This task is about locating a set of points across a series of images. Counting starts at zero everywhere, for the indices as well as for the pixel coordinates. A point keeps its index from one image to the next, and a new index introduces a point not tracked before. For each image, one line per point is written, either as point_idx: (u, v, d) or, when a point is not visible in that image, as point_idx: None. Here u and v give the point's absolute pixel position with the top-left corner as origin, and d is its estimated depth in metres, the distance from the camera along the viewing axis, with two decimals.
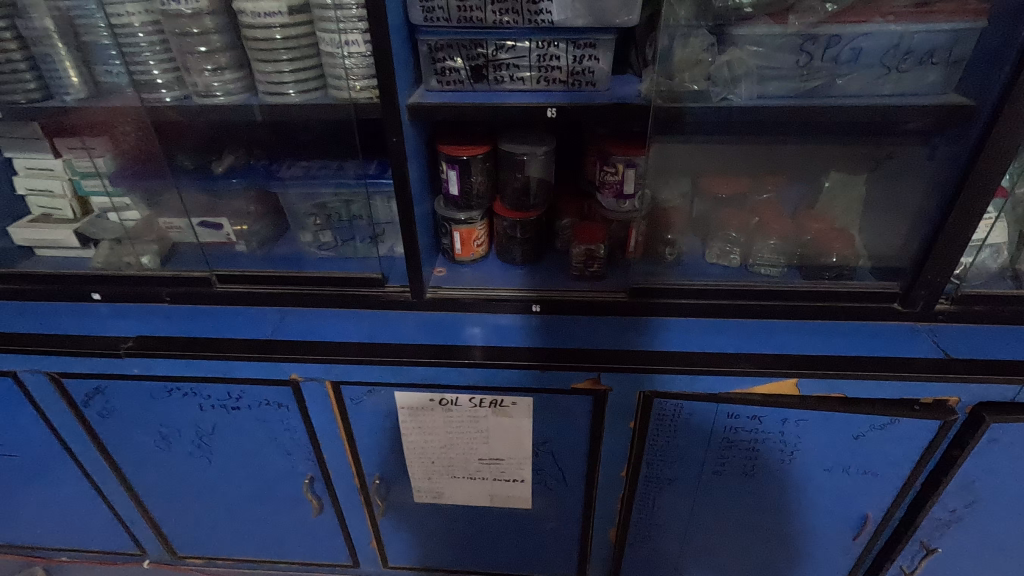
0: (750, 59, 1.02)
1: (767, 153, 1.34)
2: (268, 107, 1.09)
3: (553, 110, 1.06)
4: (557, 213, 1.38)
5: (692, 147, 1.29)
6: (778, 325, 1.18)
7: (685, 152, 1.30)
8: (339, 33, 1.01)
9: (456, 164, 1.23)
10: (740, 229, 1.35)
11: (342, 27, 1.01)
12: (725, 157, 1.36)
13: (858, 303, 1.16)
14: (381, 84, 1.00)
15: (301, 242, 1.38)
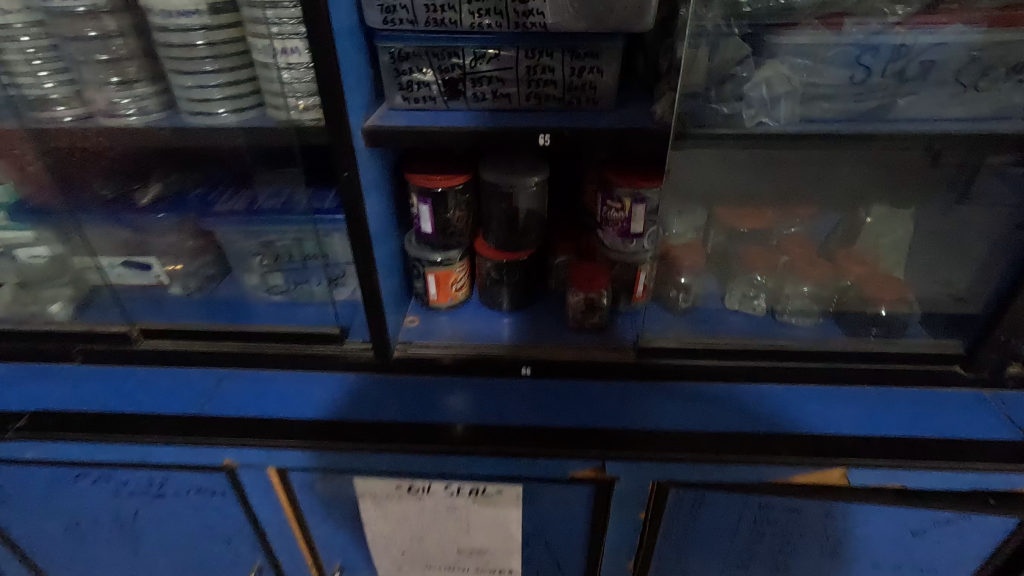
0: (792, 73, 0.80)
1: (795, 175, 1.14)
2: (187, 131, 0.86)
3: (547, 137, 0.84)
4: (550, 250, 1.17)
5: (707, 164, 1.09)
6: (816, 391, 0.97)
7: (699, 170, 1.11)
8: (273, 39, 0.79)
9: (428, 198, 1.01)
10: (765, 271, 1.17)
11: (276, 32, 0.79)
12: (746, 184, 1.15)
13: (912, 366, 0.97)
14: (326, 105, 0.78)
15: (246, 286, 1.17)
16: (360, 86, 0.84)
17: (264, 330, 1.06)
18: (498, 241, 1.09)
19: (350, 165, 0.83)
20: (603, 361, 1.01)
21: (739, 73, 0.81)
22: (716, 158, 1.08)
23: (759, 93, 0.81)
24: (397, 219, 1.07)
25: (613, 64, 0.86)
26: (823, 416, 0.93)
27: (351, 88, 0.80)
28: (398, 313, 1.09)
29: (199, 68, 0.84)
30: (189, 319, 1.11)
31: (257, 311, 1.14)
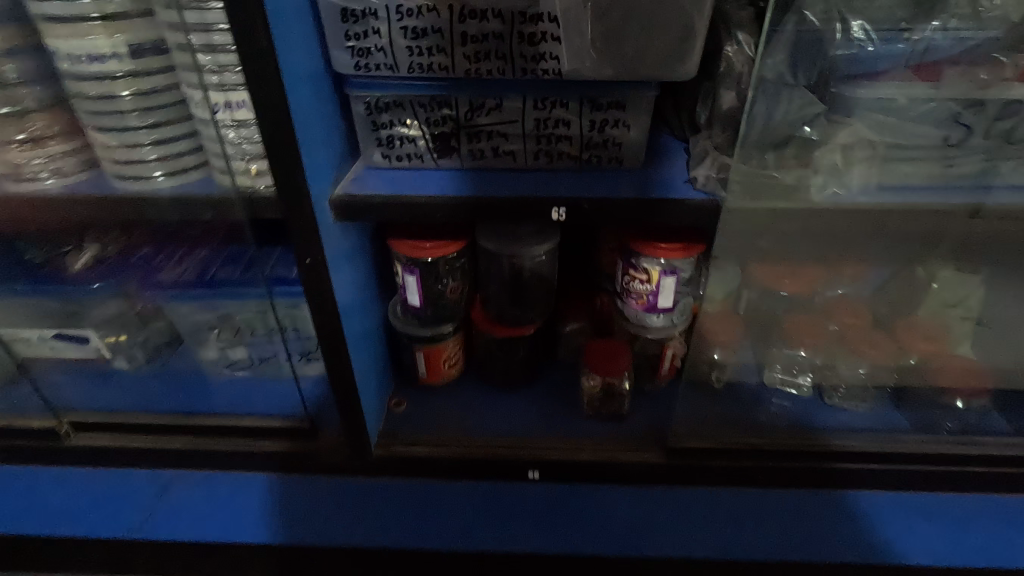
0: (870, 134, 0.64)
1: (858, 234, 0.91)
2: (112, 200, 0.69)
3: (562, 212, 0.68)
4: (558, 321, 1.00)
5: (757, 235, 0.85)
6: (873, 498, 0.84)
7: (745, 238, 0.86)
8: (212, 92, 0.62)
9: (414, 268, 0.83)
10: (816, 347, 0.96)
11: (214, 83, 0.62)
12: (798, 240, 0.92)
13: (998, 474, 0.81)
14: (278, 177, 0.61)
15: (201, 360, 1.00)
16: (328, 146, 0.67)
17: (222, 422, 0.89)
18: (498, 313, 0.91)
19: (315, 249, 0.66)
20: (624, 462, 0.84)
21: (804, 135, 0.63)
22: (776, 231, 0.83)
23: (830, 159, 0.64)
24: (379, 288, 0.90)
25: (643, 116, 0.69)
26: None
27: (314, 153, 0.63)
28: (380, 397, 0.93)
29: (130, 124, 0.67)
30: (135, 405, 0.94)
31: (214, 390, 0.97)
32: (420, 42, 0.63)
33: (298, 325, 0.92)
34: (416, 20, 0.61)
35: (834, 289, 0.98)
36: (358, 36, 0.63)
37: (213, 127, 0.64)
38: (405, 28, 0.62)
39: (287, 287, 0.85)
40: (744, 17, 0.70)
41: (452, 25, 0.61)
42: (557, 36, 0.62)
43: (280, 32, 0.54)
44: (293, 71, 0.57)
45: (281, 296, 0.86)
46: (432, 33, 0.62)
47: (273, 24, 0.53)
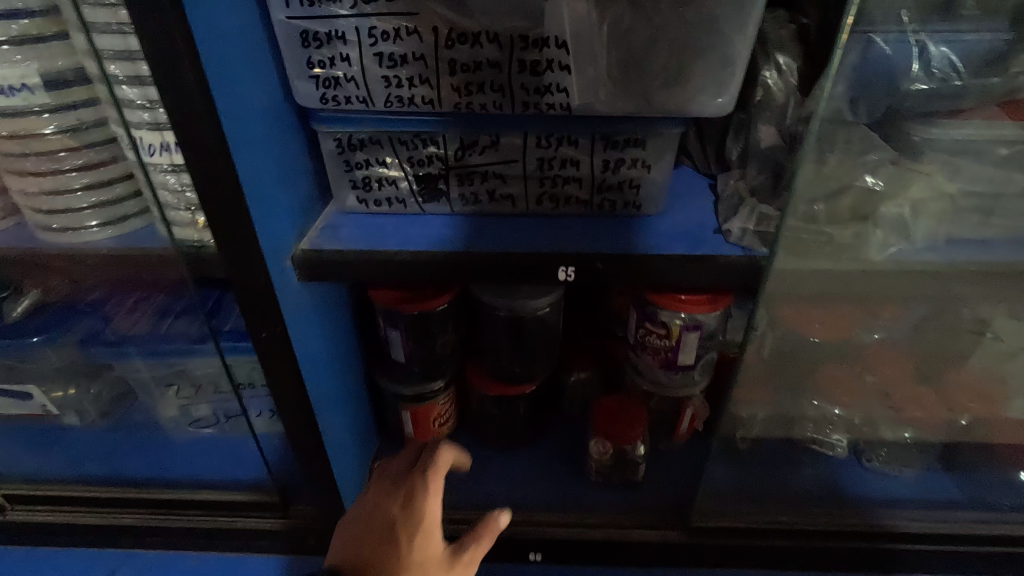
0: (945, 180, 0.52)
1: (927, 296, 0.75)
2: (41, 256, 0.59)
3: (570, 272, 0.58)
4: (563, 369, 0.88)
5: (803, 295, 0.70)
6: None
7: (788, 298, 0.71)
8: (142, 133, 0.51)
9: (398, 322, 0.74)
10: (856, 406, 0.85)
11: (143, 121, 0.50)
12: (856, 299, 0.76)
13: None
14: (219, 238, 0.49)
15: (160, 416, 0.88)
16: (291, 194, 0.56)
17: (175, 496, 0.79)
18: (498, 368, 0.80)
19: (274, 319, 0.55)
20: (638, 540, 0.74)
21: (865, 184, 0.52)
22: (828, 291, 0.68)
23: (897, 212, 0.52)
24: (359, 341, 0.79)
25: (667, 155, 0.59)
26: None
27: (271, 207, 0.52)
28: (359, 465, 0.81)
29: (58, 167, 0.57)
30: (81, 472, 0.85)
31: (174, 449, 0.89)
32: (398, 71, 0.52)
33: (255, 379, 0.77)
34: (393, 45, 0.50)
35: (872, 334, 0.82)
36: (322, 63, 0.51)
37: (145, 172, 0.53)
38: (380, 54, 0.51)
39: (235, 339, 0.71)
40: (785, 36, 0.59)
41: (438, 51, 0.50)
42: (566, 64, 0.51)
43: (216, 67, 0.43)
44: (238, 113, 0.46)
45: (233, 352, 0.71)
46: (412, 61, 0.51)
47: (205, 58, 0.42)
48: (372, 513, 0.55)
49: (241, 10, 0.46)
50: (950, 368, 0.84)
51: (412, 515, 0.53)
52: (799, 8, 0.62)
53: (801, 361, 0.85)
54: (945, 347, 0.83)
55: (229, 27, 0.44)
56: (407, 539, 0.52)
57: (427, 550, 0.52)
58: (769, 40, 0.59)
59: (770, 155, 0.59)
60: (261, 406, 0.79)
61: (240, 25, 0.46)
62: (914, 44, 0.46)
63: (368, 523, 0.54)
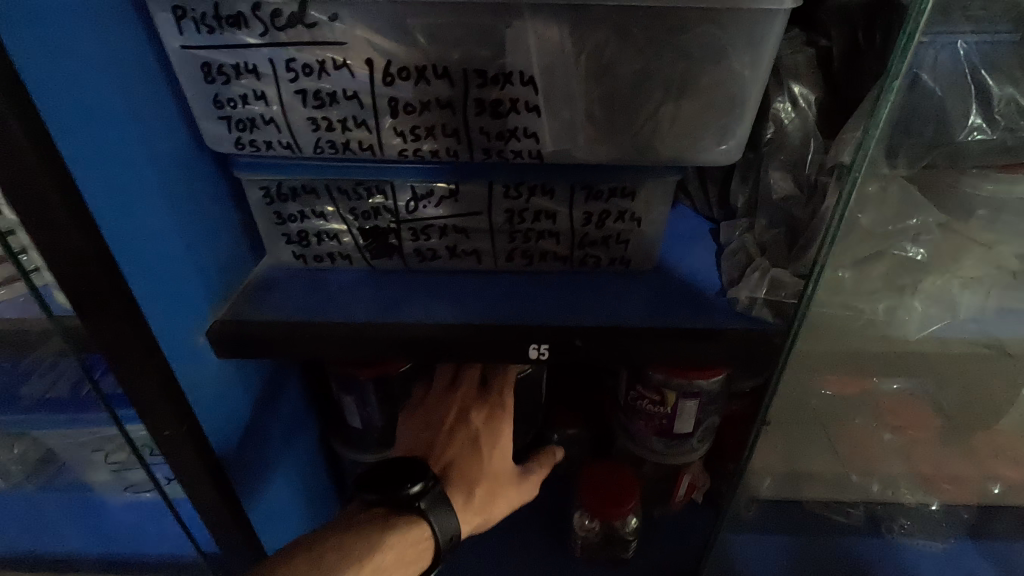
0: (997, 245, 0.43)
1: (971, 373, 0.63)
2: None
3: (543, 350, 0.47)
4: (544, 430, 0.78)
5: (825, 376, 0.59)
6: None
7: (809, 380, 0.60)
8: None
9: (352, 388, 0.64)
10: (877, 472, 0.75)
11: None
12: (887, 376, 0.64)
13: None
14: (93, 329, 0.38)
15: (89, 480, 0.78)
16: (201, 258, 0.46)
17: None
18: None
19: (181, 415, 0.45)
20: None
21: (903, 252, 0.43)
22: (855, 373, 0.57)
23: (942, 283, 0.44)
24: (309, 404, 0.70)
25: (662, 207, 0.49)
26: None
27: (167, 278, 0.42)
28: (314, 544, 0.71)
29: None
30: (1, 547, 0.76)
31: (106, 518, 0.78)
32: (328, 112, 0.42)
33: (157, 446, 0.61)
34: (319, 82, 0.40)
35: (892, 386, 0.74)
36: (233, 102, 0.42)
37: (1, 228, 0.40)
38: (303, 92, 0.41)
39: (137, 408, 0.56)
40: (802, 63, 0.49)
41: (375, 89, 0.40)
42: (535, 105, 0.41)
43: (66, 117, 0.33)
44: (109, 172, 0.36)
45: (132, 422, 0.56)
46: (344, 99, 0.41)
47: (43, 109, 0.32)
48: (451, 421, 0.59)
49: (111, 40, 0.36)
50: (991, 442, 0.72)
51: (493, 431, 0.59)
52: (817, 28, 0.52)
53: (819, 433, 0.73)
54: (989, 426, 0.71)
55: (89, 64, 0.34)
56: (489, 451, 0.58)
57: (505, 462, 0.59)
58: (783, 67, 0.50)
59: (783, 207, 0.50)
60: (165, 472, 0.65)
61: (111, 60, 0.36)
62: (974, 85, 0.38)
63: (448, 427, 0.59)
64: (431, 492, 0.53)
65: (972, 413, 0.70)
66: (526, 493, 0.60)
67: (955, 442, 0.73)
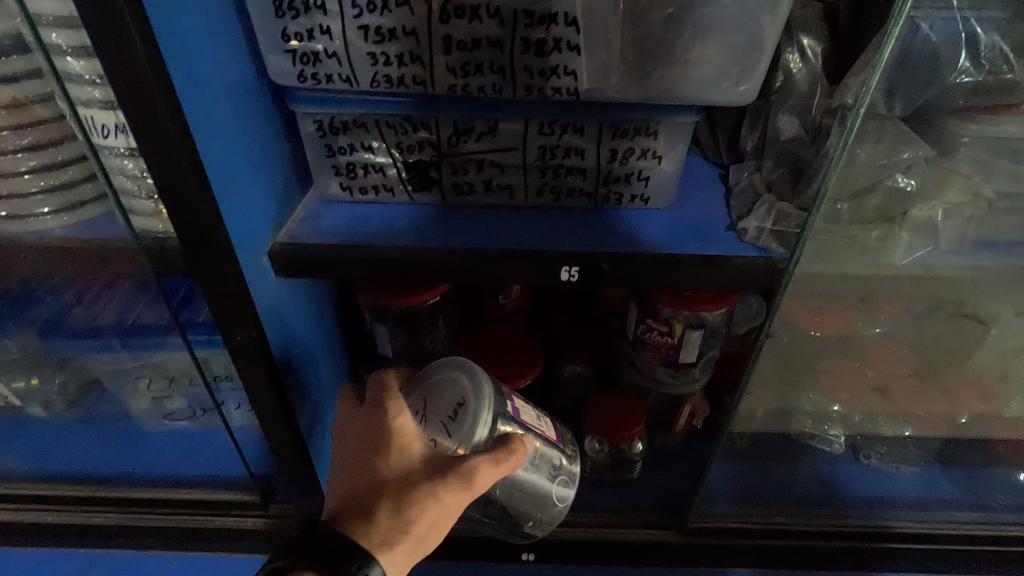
0: (980, 179, 0.49)
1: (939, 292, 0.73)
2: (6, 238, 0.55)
3: (574, 272, 0.53)
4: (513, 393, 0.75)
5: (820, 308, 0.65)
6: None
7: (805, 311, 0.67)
8: (109, 127, 0.46)
9: (385, 317, 0.69)
10: (858, 404, 0.83)
11: (107, 118, 0.45)
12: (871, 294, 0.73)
13: None
14: (183, 232, 0.44)
15: (130, 408, 0.83)
16: (263, 182, 0.51)
17: (159, 496, 0.77)
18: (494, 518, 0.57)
19: (250, 324, 0.51)
20: (633, 541, 0.74)
21: (895, 184, 0.48)
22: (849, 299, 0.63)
23: (928, 215, 0.49)
24: (342, 335, 0.74)
25: (680, 146, 0.54)
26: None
27: (240, 196, 0.47)
28: None
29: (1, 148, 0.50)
30: (49, 469, 0.81)
31: (149, 443, 0.83)
32: (387, 47, 0.46)
33: (221, 369, 0.73)
34: (381, 18, 0.45)
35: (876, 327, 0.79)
36: (300, 36, 0.46)
37: (96, 155, 0.47)
38: (365, 28, 0.45)
39: (205, 332, 0.68)
40: (810, 18, 0.55)
41: (432, 26, 0.45)
42: (575, 45, 0.46)
43: (176, 39, 0.39)
44: (202, 94, 0.42)
45: (203, 345, 0.68)
46: (402, 35, 0.45)
47: (161, 31, 0.37)
48: (341, 447, 0.50)
49: None
50: (958, 372, 0.81)
51: (376, 447, 0.47)
52: None
53: (807, 359, 0.81)
54: (954, 352, 0.80)
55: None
56: (378, 471, 0.47)
57: (409, 473, 0.46)
58: (794, 20, 0.54)
59: (790, 147, 0.55)
60: (232, 401, 0.77)
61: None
62: (964, 33, 0.43)
63: (342, 464, 0.49)
64: (319, 539, 0.46)
65: (938, 339, 0.80)
66: (461, 494, 0.45)
67: (926, 375, 0.81)
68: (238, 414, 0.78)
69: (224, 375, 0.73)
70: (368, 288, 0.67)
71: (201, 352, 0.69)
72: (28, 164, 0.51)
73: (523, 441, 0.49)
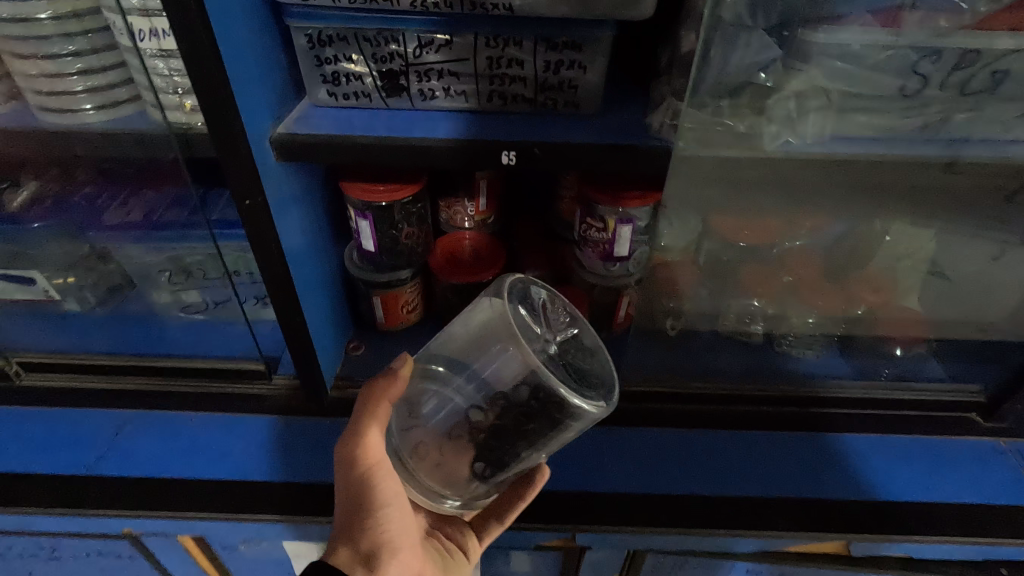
0: (827, 81, 0.63)
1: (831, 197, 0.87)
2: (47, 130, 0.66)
3: (512, 156, 0.67)
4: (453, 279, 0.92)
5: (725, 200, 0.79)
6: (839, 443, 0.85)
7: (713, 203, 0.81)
8: (144, 32, 0.59)
9: (367, 213, 0.82)
10: (767, 297, 1.00)
11: (143, 24, 0.58)
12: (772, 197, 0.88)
13: (919, 411, 0.88)
14: (206, 107, 0.58)
15: (155, 303, 1.00)
16: (263, 81, 0.64)
17: (182, 365, 0.90)
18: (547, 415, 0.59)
19: (254, 190, 0.64)
20: None
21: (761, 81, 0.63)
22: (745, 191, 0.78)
23: (784, 106, 0.64)
24: (332, 233, 0.88)
25: (601, 58, 0.67)
26: (836, 470, 0.82)
27: (246, 86, 0.60)
28: (336, 344, 0.92)
29: (55, 53, 0.64)
30: (79, 349, 0.94)
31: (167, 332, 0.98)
32: None
33: (241, 267, 0.91)
34: None
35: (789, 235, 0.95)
36: None
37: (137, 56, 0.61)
38: None
39: (227, 227, 0.84)
40: None
41: None
42: None
43: None
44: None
45: (224, 236, 0.84)
46: None
47: None
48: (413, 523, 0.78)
49: None
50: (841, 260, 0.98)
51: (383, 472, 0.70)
52: None
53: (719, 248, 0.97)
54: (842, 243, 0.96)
55: None
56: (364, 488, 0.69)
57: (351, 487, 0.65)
58: None
59: None
60: (250, 293, 0.95)
61: None
62: None
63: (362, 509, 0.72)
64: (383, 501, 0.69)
65: (827, 233, 0.96)
66: (352, 475, 0.61)
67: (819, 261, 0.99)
68: (258, 308, 0.96)
69: (245, 270, 0.92)
70: (353, 182, 0.80)
71: (222, 242, 0.85)
72: (71, 67, 0.64)
73: (381, 389, 0.60)
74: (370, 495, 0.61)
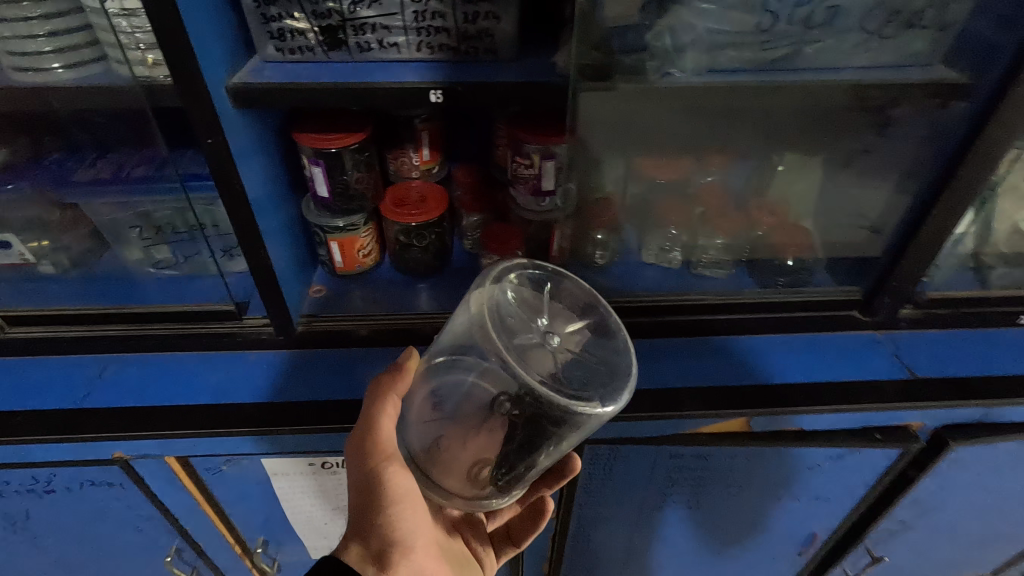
0: (697, 20, 0.77)
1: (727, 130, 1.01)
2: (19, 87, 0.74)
3: (439, 95, 0.77)
4: (401, 223, 1.01)
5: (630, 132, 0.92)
6: (738, 342, 1.01)
7: (622, 135, 0.94)
8: None
9: (319, 159, 0.92)
10: (681, 224, 1.15)
11: None
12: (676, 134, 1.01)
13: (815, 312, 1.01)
14: (168, 54, 0.67)
15: (127, 260, 1.07)
16: (217, 35, 0.73)
17: (152, 310, 0.95)
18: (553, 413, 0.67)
19: (215, 130, 0.74)
20: None
21: (643, 22, 0.76)
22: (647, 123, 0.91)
23: (662, 43, 0.77)
24: (288, 183, 0.98)
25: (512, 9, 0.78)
26: (737, 364, 0.97)
27: (202, 37, 0.69)
28: (301, 286, 1.02)
29: (27, 16, 0.73)
30: (51, 303, 0.99)
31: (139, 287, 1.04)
32: None
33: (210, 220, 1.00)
34: None
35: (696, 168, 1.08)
36: None
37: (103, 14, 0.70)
38: None
39: (196, 180, 0.94)
40: None
41: None
42: None
43: None
44: None
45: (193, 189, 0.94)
46: None
47: None
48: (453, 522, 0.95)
49: None
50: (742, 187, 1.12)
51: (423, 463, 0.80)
52: None
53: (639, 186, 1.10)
54: (742, 174, 1.11)
55: None
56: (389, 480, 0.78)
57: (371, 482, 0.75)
58: None
59: None
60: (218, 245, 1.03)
61: None
62: None
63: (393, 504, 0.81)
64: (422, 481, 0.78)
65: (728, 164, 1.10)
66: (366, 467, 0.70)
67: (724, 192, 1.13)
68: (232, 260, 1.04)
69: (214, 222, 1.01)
70: (305, 131, 0.91)
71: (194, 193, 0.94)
72: (43, 29, 0.73)
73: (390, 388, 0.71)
74: (382, 489, 0.71)
